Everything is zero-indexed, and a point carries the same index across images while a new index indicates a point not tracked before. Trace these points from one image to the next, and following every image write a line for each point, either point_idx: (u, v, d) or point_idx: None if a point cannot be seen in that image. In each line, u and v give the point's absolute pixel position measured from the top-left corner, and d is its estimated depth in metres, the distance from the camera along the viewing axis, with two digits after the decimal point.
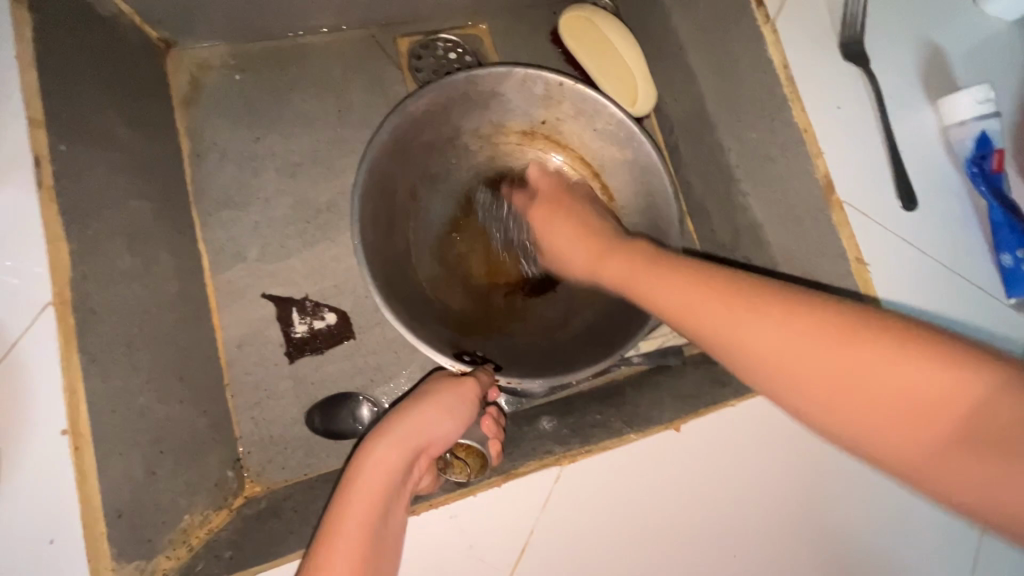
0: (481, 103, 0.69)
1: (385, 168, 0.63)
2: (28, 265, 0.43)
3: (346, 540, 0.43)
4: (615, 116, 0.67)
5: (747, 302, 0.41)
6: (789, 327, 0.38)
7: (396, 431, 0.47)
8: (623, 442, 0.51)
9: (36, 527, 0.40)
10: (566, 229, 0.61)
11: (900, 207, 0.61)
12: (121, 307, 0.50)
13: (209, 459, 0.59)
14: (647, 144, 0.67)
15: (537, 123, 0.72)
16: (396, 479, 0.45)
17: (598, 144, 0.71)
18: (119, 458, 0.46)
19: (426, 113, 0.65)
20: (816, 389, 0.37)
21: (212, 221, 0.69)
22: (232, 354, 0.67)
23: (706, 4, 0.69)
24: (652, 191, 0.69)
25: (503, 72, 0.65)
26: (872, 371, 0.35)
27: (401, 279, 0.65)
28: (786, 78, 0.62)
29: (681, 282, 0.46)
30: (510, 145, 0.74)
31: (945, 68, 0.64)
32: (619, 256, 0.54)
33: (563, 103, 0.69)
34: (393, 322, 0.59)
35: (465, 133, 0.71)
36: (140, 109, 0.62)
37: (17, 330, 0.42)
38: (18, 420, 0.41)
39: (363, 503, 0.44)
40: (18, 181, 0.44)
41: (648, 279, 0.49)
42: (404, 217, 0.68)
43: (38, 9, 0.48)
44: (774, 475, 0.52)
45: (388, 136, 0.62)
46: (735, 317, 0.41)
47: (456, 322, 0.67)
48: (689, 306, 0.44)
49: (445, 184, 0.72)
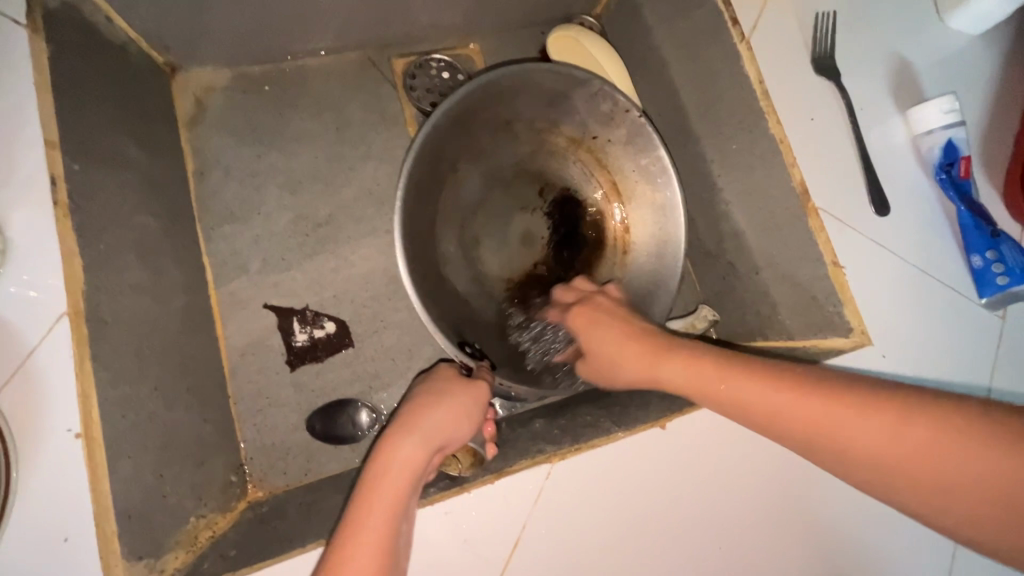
0: (550, 99, 0.71)
1: (442, 132, 0.66)
2: (43, 279, 0.46)
3: (372, 533, 0.43)
4: (661, 159, 0.70)
5: (791, 382, 0.43)
6: (839, 414, 0.40)
7: (419, 430, 0.50)
8: (611, 440, 0.53)
9: (50, 526, 0.42)
10: (605, 333, 0.55)
11: (874, 213, 0.64)
12: (130, 318, 0.53)
13: (214, 464, 0.61)
14: (676, 187, 0.70)
15: (589, 136, 0.75)
16: (421, 474, 0.48)
17: (633, 176, 0.74)
18: (129, 461, 0.48)
19: (498, 91, 0.68)
20: (871, 462, 0.39)
21: (215, 236, 0.72)
22: (236, 363, 0.69)
23: (685, 23, 0.72)
24: (660, 225, 0.73)
25: (582, 79, 0.68)
26: (872, 443, 0.39)
27: (422, 248, 0.67)
28: (762, 92, 0.65)
29: (751, 377, 0.45)
30: (557, 146, 0.76)
31: (913, 82, 0.68)
32: (677, 357, 0.49)
33: (620, 128, 0.72)
34: (410, 288, 0.62)
35: (522, 120, 0.73)
36: (147, 130, 0.65)
37: (34, 340, 0.44)
38: (35, 424, 0.43)
39: (389, 497, 0.45)
40: (36, 200, 0.47)
41: (721, 382, 0.46)
42: (440, 183, 0.70)
43: (54, 40, 0.52)
44: (756, 470, 0.54)
45: (457, 103, 0.65)
46: (802, 407, 0.42)
47: (462, 306, 0.71)
48: (772, 409, 0.43)
49: (486, 162, 0.74)
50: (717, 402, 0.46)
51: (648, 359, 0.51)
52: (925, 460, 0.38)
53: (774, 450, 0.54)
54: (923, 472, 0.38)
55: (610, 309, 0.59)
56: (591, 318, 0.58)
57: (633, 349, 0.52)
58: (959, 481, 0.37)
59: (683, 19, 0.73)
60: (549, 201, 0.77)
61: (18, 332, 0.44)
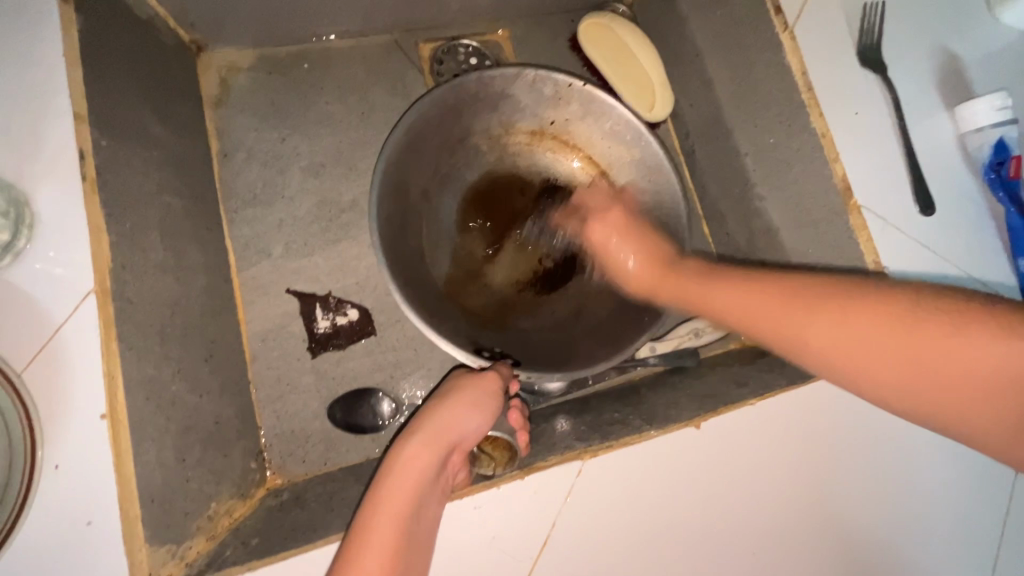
0: (492, 103, 0.70)
1: (398, 168, 0.65)
2: (70, 256, 0.45)
3: (378, 535, 0.43)
4: (624, 117, 0.69)
5: (824, 304, 0.45)
6: (846, 326, 0.43)
7: (425, 428, 0.49)
8: (643, 439, 0.51)
9: (74, 507, 0.41)
10: (615, 244, 0.66)
11: (918, 213, 0.61)
12: (155, 298, 0.52)
13: (235, 450, 0.60)
14: (655, 144, 0.68)
15: (547, 123, 0.73)
16: (428, 473, 0.46)
17: (603, 144, 0.73)
18: (152, 443, 0.47)
19: (439, 113, 0.66)
20: (886, 380, 0.42)
21: (238, 219, 0.71)
22: (257, 348, 0.68)
23: (724, 10, 0.70)
24: (658, 187, 0.70)
25: (513, 73, 0.67)
26: (860, 350, 0.43)
27: (417, 277, 0.65)
28: (805, 83, 0.63)
29: (751, 288, 0.50)
30: (519, 145, 0.74)
31: (961, 76, 0.65)
32: (688, 273, 0.59)
33: (572, 103, 0.71)
34: (413, 316, 0.60)
35: (476, 134, 0.71)
36: (172, 107, 0.64)
37: (61, 316, 0.44)
38: (60, 403, 0.42)
39: (394, 497, 0.45)
40: (65, 175, 0.46)
41: (716, 295, 0.53)
42: (419, 215, 0.68)
43: (83, 10, 0.50)
44: (791, 474, 0.52)
45: (402, 135, 0.64)
46: (805, 322, 0.45)
47: (471, 321, 0.68)
48: (749, 315, 0.49)
49: (458, 183, 0.72)
50: (710, 310, 0.54)
51: (648, 279, 0.63)
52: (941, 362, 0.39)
53: (810, 454, 0.53)
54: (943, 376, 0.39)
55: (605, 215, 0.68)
56: (607, 232, 0.66)
57: (637, 268, 0.64)
58: (967, 380, 0.39)
59: (722, 6, 0.70)
60: (532, 196, 0.75)
61: (46, 309, 0.43)
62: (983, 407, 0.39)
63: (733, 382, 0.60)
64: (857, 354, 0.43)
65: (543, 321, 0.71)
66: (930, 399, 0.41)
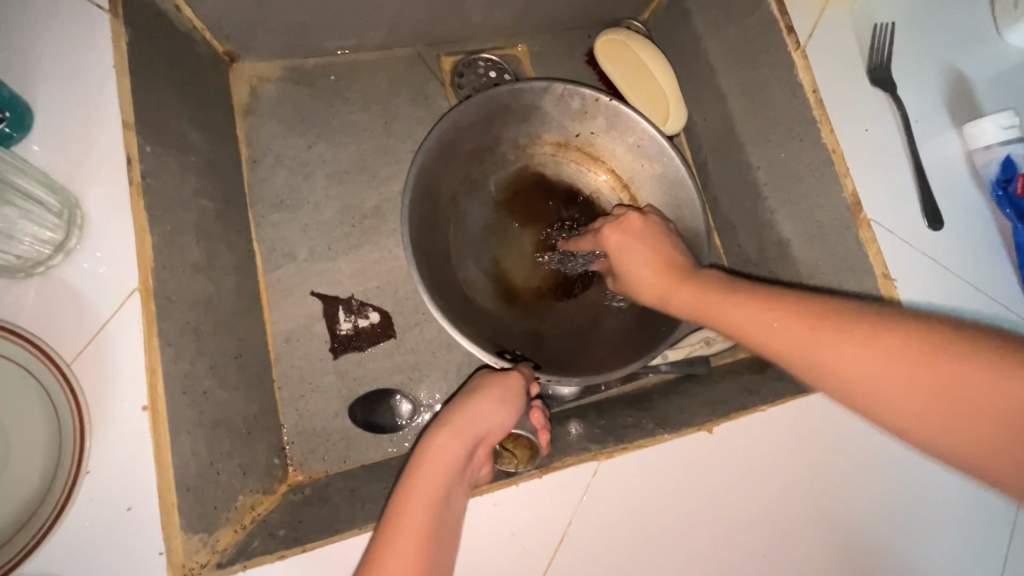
0: (522, 114, 0.72)
1: (430, 173, 0.67)
2: (117, 256, 0.47)
3: (411, 522, 0.44)
4: (648, 132, 0.71)
5: (845, 326, 0.43)
6: (870, 351, 0.42)
7: (454, 421, 0.50)
8: (658, 441, 0.53)
9: (116, 494, 0.43)
10: (640, 250, 0.59)
11: (927, 227, 0.63)
12: (191, 297, 0.54)
13: (260, 446, 0.62)
14: (677, 159, 0.70)
15: (572, 136, 0.75)
16: (459, 465, 0.48)
17: (627, 157, 0.75)
18: (188, 436, 0.49)
19: (471, 121, 0.69)
20: (910, 404, 0.40)
21: (265, 222, 0.73)
22: (281, 348, 0.70)
23: (737, 29, 0.72)
24: (678, 200, 0.72)
25: (543, 87, 0.69)
26: (880, 371, 0.41)
27: (443, 278, 0.68)
28: (816, 101, 0.65)
29: (776, 311, 0.47)
30: (544, 156, 0.77)
31: (969, 96, 0.67)
32: (693, 284, 0.55)
33: (597, 117, 0.73)
34: (438, 317, 0.61)
35: (504, 143, 0.74)
36: (207, 115, 0.67)
37: (107, 313, 0.46)
38: (105, 394, 0.45)
39: (428, 486, 0.46)
40: (112, 179, 0.48)
41: (727, 309, 0.50)
42: (445, 220, 0.71)
43: (131, 26, 0.53)
44: (801, 478, 0.54)
45: (435, 141, 0.66)
46: (820, 346, 0.44)
47: (493, 324, 0.70)
48: (771, 333, 0.47)
49: (484, 190, 0.75)
50: (726, 324, 0.50)
51: (671, 284, 0.56)
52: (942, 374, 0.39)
53: (819, 460, 0.54)
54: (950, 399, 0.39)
55: (643, 228, 0.61)
56: (619, 239, 0.61)
57: (653, 274, 0.58)
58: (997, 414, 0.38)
59: (735, 26, 0.72)
60: (555, 205, 0.77)
61: (92, 304, 0.46)
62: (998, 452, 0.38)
63: (744, 389, 0.62)
64: (853, 378, 0.42)
65: (563, 327, 0.73)
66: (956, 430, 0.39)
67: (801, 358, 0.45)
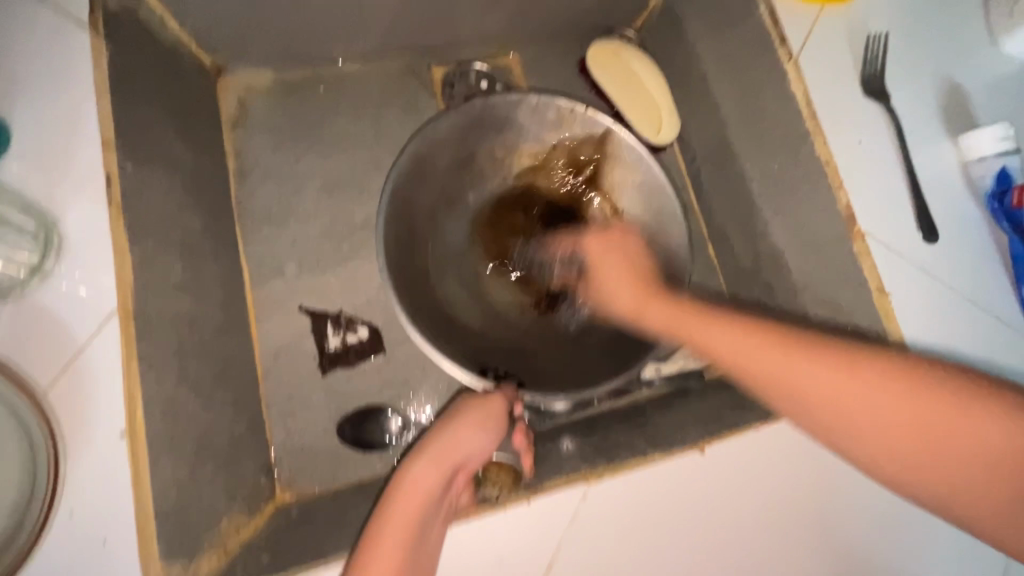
0: (497, 127, 0.71)
1: (404, 192, 0.66)
2: (96, 277, 0.46)
3: (385, 557, 0.43)
4: (625, 139, 0.70)
5: (819, 357, 0.43)
6: (852, 382, 0.42)
7: (430, 451, 0.49)
8: (648, 462, 0.53)
9: (94, 523, 0.42)
10: (618, 264, 0.59)
11: (922, 238, 0.62)
12: (174, 317, 0.53)
13: (246, 466, 0.61)
14: (656, 166, 0.69)
15: (550, 147, 0.74)
16: (434, 496, 0.47)
17: (607, 165, 0.73)
18: (169, 461, 0.48)
19: (444, 138, 0.68)
20: (893, 444, 0.41)
21: (253, 237, 0.73)
22: (269, 364, 0.69)
23: (729, 39, 0.72)
24: (659, 208, 0.71)
25: (516, 99, 0.70)
26: (864, 408, 0.41)
27: (422, 297, 0.67)
28: (809, 113, 0.64)
29: (754, 336, 0.46)
30: (524, 168, 0.75)
31: (964, 106, 0.66)
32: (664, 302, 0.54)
33: (574, 127, 0.72)
34: (417, 337, 0.61)
35: (481, 157, 0.73)
36: (193, 129, 0.66)
37: (85, 337, 0.45)
38: (82, 421, 0.44)
39: (402, 518, 0.45)
40: (92, 198, 0.47)
41: (701, 331, 0.49)
42: (424, 238, 0.70)
43: (112, 40, 0.52)
44: (794, 499, 0.53)
45: (409, 160, 0.66)
46: (795, 363, 0.43)
47: (476, 342, 0.69)
48: (742, 356, 0.46)
49: (462, 207, 0.74)
50: (699, 348, 0.49)
51: (642, 300, 0.55)
52: (927, 426, 0.40)
53: (813, 480, 0.54)
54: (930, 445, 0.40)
55: (622, 242, 0.61)
56: (600, 249, 0.61)
57: (632, 291, 0.56)
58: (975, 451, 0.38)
59: (729, 36, 0.72)
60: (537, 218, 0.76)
61: (71, 327, 0.45)
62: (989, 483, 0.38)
63: (738, 406, 0.61)
64: (830, 411, 0.42)
65: (549, 342, 0.72)
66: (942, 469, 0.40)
67: (783, 397, 0.44)
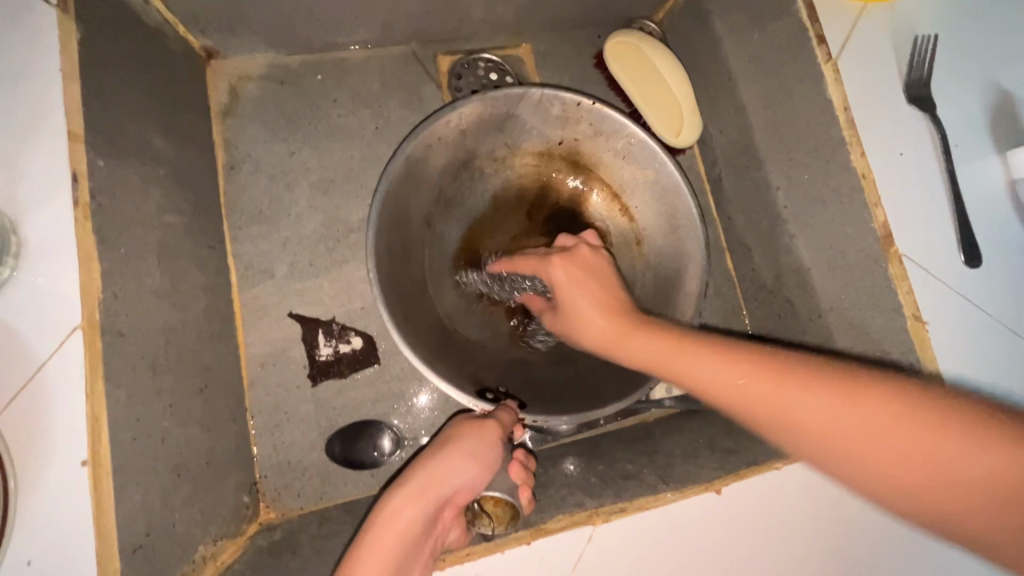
0: (497, 124, 0.65)
1: (398, 198, 0.61)
2: (58, 287, 0.42)
3: None
4: (637, 136, 0.65)
5: (802, 382, 0.38)
6: (835, 404, 0.37)
7: (415, 481, 0.47)
8: (659, 503, 0.49)
9: (49, 560, 0.39)
10: (584, 297, 0.50)
11: (962, 263, 0.57)
12: (148, 327, 0.49)
13: (226, 485, 0.57)
14: (671, 166, 0.64)
15: (555, 144, 0.69)
16: (416, 532, 0.44)
17: (616, 163, 0.68)
18: (138, 488, 0.44)
19: (439, 139, 0.63)
20: (875, 466, 0.35)
21: (241, 235, 0.68)
22: (256, 373, 0.65)
23: (761, 36, 0.66)
24: (672, 210, 0.67)
25: (518, 94, 0.63)
26: (862, 440, 0.36)
27: (417, 310, 0.62)
28: (846, 121, 0.59)
29: (726, 356, 0.42)
30: (526, 167, 0.70)
31: (1015, 117, 0.61)
32: (645, 331, 0.47)
33: (581, 122, 0.66)
34: (409, 355, 0.57)
35: (480, 157, 0.67)
36: (177, 118, 0.61)
37: (44, 354, 0.41)
38: (37, 449, 0.40)
39: (378, 554, 0.43)
40: (56, 199, 0.43)
41: (681, 361, 0.44)
42: (420, 245, 0.65)
43: (84, 21, 0.47)
44: (816, 547, 0.49)
45: (400, 163, 0.60)
46: (784, 395, 0.38)
47: (475, 358, 0.65)
48: (726, 385, 0.41)
49: (461, 209, 0.68)
50: (681, 378, 0.44)
51: (614, 333, 0.48)
52: (922, 456, 0.34)
53: (832, 526, 0.50)
54: (920, 474, 0.34)
55: (593, 265, 0.52)
56: (573, 272, 0.51)
57: (599, 320, 0.49)
58: (989, 479, 0.32)
59: (760, 31, 0.66)
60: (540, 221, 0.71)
61: (28, 345, 0.41)
62: (975, 510, 0.33)
63: (755, 436, 0.57)
64: (813, 435, 0.37)
65: (551, 356, 0.67)
66: (907, 494, 0.35)
67: (763, 417, 0.39)
